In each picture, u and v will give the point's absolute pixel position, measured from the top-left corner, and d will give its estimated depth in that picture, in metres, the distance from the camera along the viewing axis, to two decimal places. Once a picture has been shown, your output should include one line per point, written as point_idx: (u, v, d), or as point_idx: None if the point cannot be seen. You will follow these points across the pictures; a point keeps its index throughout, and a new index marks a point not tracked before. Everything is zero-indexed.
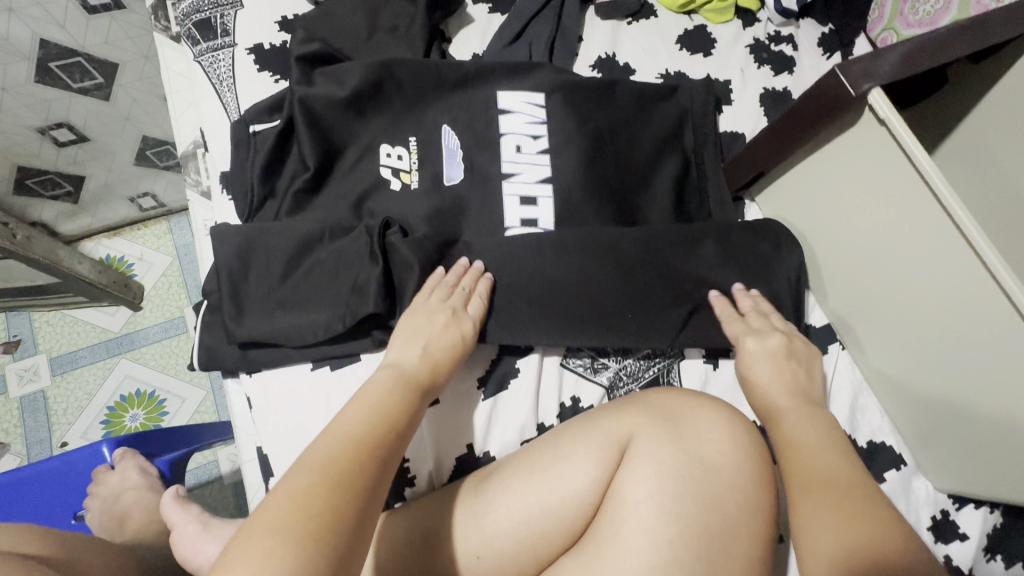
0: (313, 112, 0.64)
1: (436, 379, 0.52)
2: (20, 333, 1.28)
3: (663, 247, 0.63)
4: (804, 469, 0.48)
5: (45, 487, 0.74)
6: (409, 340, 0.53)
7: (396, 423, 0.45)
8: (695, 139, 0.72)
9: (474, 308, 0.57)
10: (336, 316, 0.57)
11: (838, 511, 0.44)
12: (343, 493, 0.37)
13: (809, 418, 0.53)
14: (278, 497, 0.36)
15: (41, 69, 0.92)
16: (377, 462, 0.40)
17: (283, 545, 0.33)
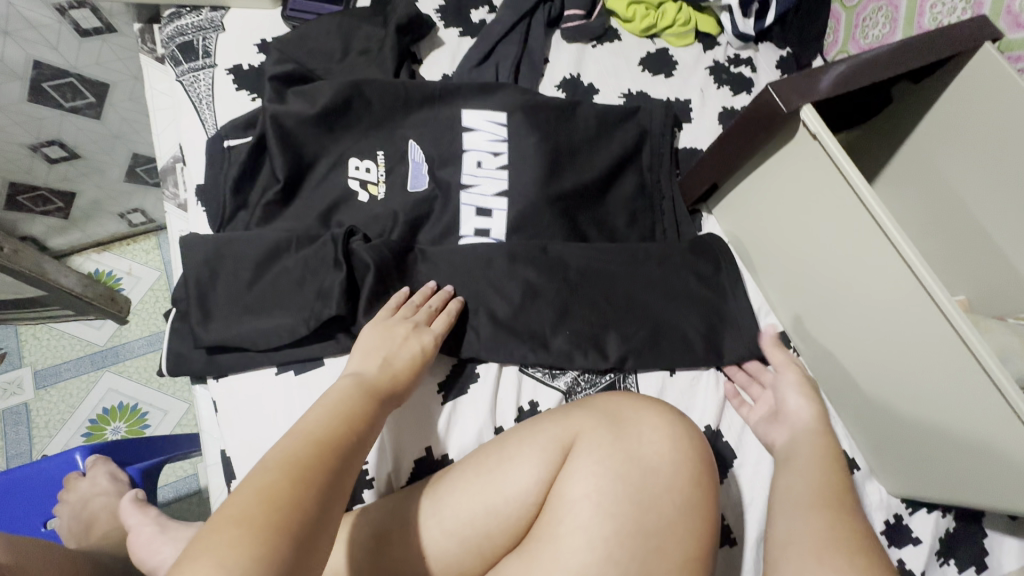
0: (285, 127, 0.67)
1: (396, 389, 0.53)
2: (5, 347, 1.30)
3: (616, 265, 0.67)
4: (789, 497, 0.52)
5: (15, 494, 0.75)
6: (376, 351, 0.55)
7: (357, 423, 0.46)
8: (653, 157, 0.75)
9: (440, 324, 0.59)
10: (301, 320, 0.60)
11: (817, 536, 0.47)
12: (306, 489, 0.38)
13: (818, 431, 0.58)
14: (242, 493, 0.37)
15: (34, 89, 0.96)
16: (338, 460, 0.42)
17: (248, 536, 0.34)
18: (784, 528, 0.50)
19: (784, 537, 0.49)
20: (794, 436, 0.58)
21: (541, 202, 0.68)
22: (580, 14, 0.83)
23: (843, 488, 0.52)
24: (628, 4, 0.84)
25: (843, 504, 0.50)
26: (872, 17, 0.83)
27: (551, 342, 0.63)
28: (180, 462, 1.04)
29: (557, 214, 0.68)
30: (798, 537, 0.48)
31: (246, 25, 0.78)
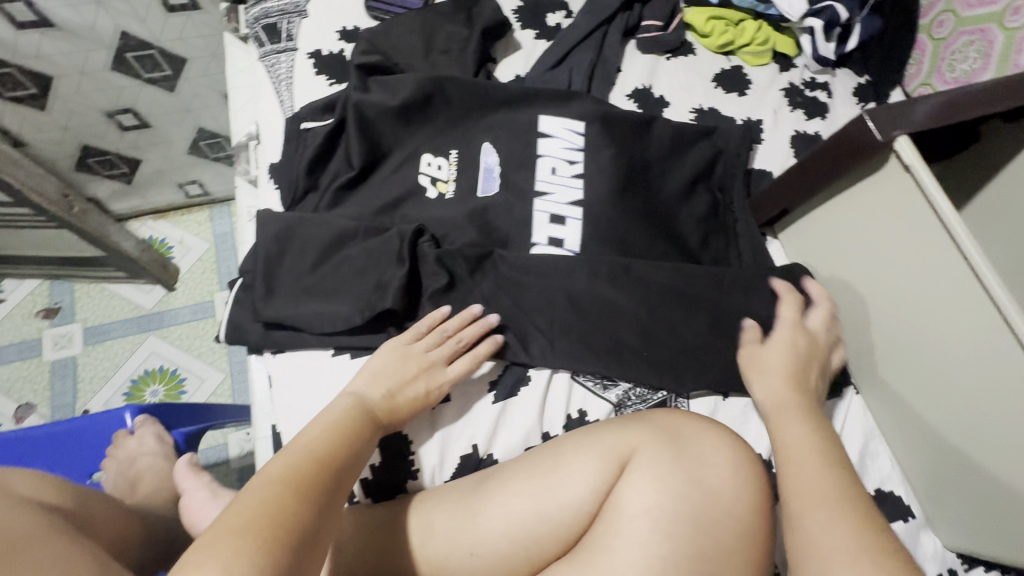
0: (366, 116, 0.68)
1: (392, 421, 0.54)
2: (60, 301, 1.36)
3: (688, 284, 0.65)
4: (805, 489, 0.47)
5: (66, 445, 0.78)
6: (395, 380, 0.55)
7: (355, 443, 0.48)
8: (727, 177, 0.75)
9: (463, 364, 0.59)
10: (357, 310, 0.60)
11: (842, 543, 0.42)
12: (305, 503, 0.39)
13: (800, 422, 0.54)
14: (242, 506, 0.37)
15: (118, 58, 1.02)
16: (335, 480, 0.43)
17: (253, 544, 0.34)
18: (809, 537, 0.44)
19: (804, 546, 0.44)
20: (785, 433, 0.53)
21: (609, 213, 0.68)
22: (657, 25, 0.82)
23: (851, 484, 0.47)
24: (708, 19, 0.83)
25: (859, 505, 0.45)
26: (961, 51, 0.81)
27: (608, 359, 0.63)
28: (214, 431, 1.07)
29: (622, 226, 0.68)
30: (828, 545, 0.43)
31: (329, 11, 0.79)
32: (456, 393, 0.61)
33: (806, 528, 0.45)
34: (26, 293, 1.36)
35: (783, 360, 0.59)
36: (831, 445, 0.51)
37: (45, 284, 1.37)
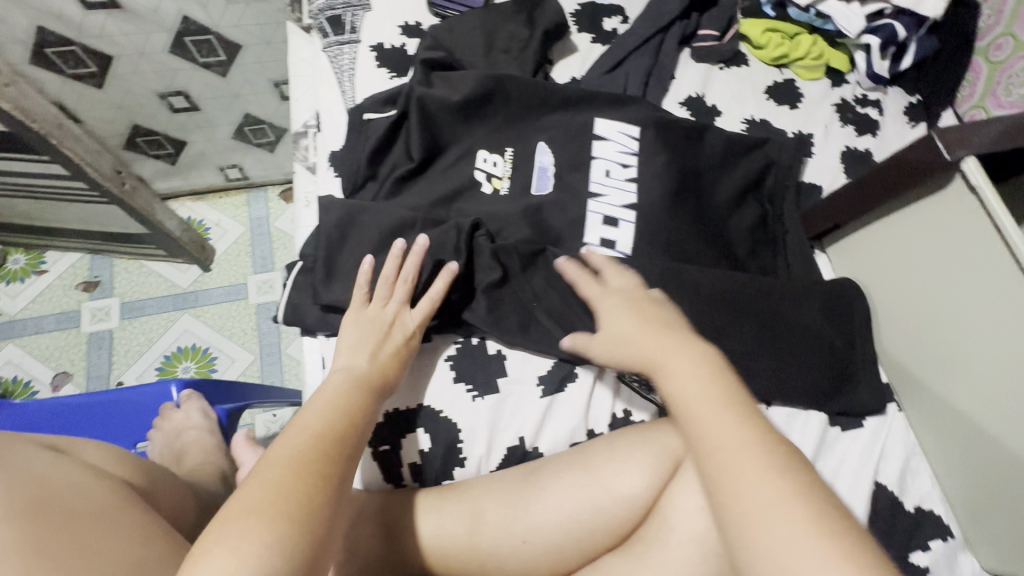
0: (428, 110, 0.70)
1: (386, 380, 0.56)
2: (100, 275, 1.39)
3: (739, 291, 0.66)
4: (718, 446, 0.40)
5: (113, 416, 0.80)
6: (360, 342, 0.56)
7: (356, 417, 0.49)
8: (776, 188, 0.75)
9: (425, 301, 0.60)
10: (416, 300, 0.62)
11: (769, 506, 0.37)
12: (311, 480, 0.41)
13: (693, 368, 0.46)
14: (253, 489, 0.40)
15: (177, 42, 1.04)
16: (339, 455, 0.45)
17: (266, 526, 0.37)
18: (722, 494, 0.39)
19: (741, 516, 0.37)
20: (682, 387, 0.45)
21: (662, 218, 0.69)
22: (713, 35, 0.83)
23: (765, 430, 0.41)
24: (764, 32, 0.84)
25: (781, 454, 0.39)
26: (1019, 75, 0.80)
27: None
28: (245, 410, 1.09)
29: (674, 233, 0.69)
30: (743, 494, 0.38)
31: (392, 6, 0.81)
32: (505, 386, 0.62)
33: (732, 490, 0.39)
34: (68, 265, 1.39)
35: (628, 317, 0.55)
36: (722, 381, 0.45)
37: (86, 258, 1.40)
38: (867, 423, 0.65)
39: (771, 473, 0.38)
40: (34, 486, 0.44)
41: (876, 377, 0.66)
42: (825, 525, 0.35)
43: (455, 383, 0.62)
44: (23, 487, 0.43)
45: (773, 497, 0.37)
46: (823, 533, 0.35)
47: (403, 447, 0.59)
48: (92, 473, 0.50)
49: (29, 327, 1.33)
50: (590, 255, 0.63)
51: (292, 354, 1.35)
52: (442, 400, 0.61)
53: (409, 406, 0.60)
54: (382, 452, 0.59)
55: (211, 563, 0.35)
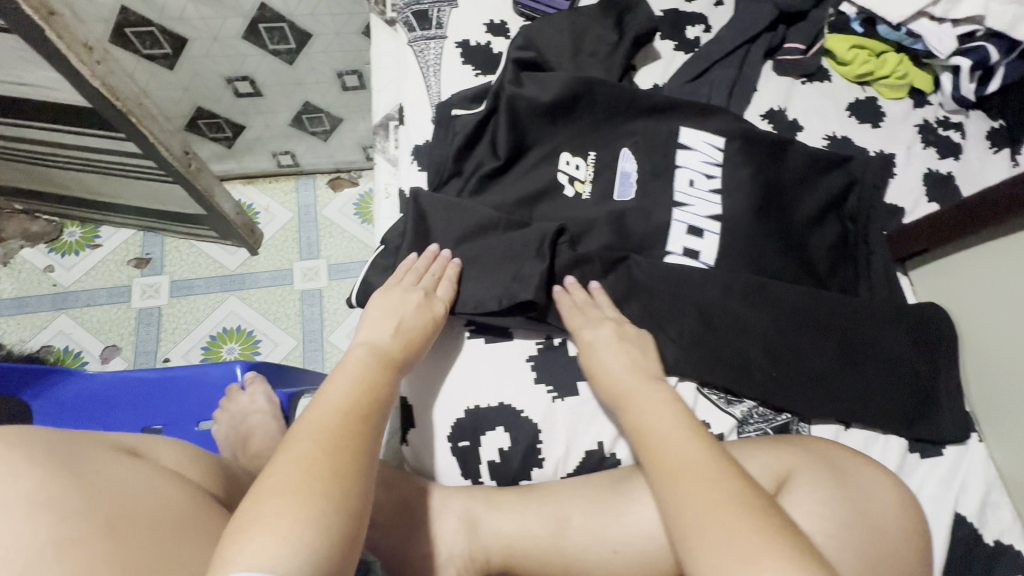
0: (517, 109, 0.70)
1: (408, 354, 0.55)
2: (151, 252, 1.42)
3: (823, 309, 0.65)
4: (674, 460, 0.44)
5: (179, 392, 0.82)
6: (379, 321, 0.56)
7: (378, 389, 0.48)
8: (860, 206, 0.74)
9: (445, 291, 0.61)
10: (493, 297, 0.61)
11: (706, 508, 0.40)
12: (342, 454, 0.40)
13: (651, 397, 0.51)
14: (283, 465, 0.39)
15: (251, 27, 1.05)
16: (365, 428, 0.44)
17: (303, 502, 0.36)
18: (670, 504, 0.42)
19: (681, 522, 0.40)
20: (647, 413, 0.50)
21: (746, 231, 0.68)
22: (800, 49, 0.82)
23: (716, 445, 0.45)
24: (850, 48, 0.82)
25: (726, 465, 0.43)
26: None
27: (734, 376, 0.63)
28: None
29: (758, 247, 0.68)
30: (681, 507, 0.41)
31: (477, 4, 0.81)
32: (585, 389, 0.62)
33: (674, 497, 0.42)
34: (121, 240, 1.42)
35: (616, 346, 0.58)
36: (680, 413, 0.49)
37: (138, 235, 1.43)
38: (946, 451, 0.64)
39: (713, 480, 0.41)
40: (112, 492, 0.39)
41: (958, 406, 0.64)
42: (757, 524, 0.38)
43: (535, 384, 0.62)
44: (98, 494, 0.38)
45: (705, 510, 0.40)
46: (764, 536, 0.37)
47: (483, 444, 0.60)
48: (168, 475, 0.45)
49: (82, 299, 1.36)
50: (573, 290, 0.63)
51: (334, 342, 1.36)
52: (523, 400, 0.61)
53: (489, 404, 0.61)
54: (462, 447, 0.60)
55: (252, 542, 0.34)
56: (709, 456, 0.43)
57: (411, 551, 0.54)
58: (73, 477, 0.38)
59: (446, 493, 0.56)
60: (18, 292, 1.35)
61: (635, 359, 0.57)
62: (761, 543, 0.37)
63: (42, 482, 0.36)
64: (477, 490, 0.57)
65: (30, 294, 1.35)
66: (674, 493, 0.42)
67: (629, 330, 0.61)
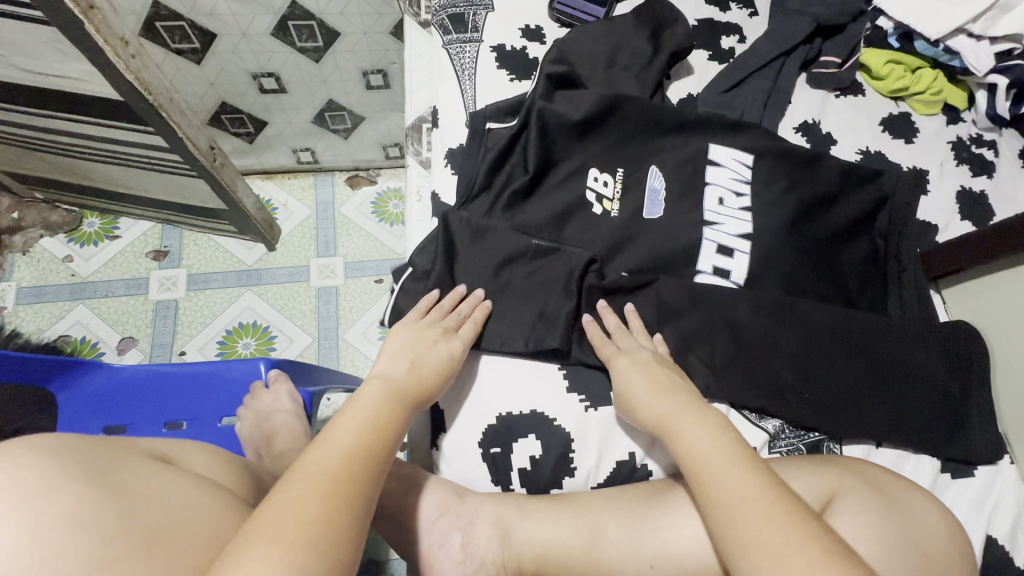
0: (548, 124, 0.69)
1: (421, 392, 0.53)
2: (169, 245, 1.42)
3: (857, 326, 0.65)
4: (731, 499, 0.42)
5: (203, 387, 0.82)
6: (400, 352, 0.56)
7: (386, 431, 0.46)
8: (892, 224, 0.73)
9: (468, 333, 0.60)
10: (520, 339, 0.62)
11: (774, 553, 0.38)
12: (333, 505, 0.38)
13: (699, 425, 0.49)
14: (273, 507, 0.38)
15: (280, 25, 1.05)
16: (366, 475, 0.42)
17: (282, 555, 0.35)
18: (734, 547, 0.41)
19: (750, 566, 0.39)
20: (695, 444, 0.47)
21: (780, 246, 0.68)
22: (836, 62, 0.82)
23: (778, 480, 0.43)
24: (886, 63, 0.82)
25: (790, 502, 0.41)
26: None
27: (766, 392, 0.62)
28: None
29: (792, 262, 0.67)
30: (755, 550, 0.39)
31: (513, 8, 0.81)
32: None
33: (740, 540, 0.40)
34: (140, 232, 1.42)
35: (647, 367, 0.57)
36: (728, 439, 0.47)
37: (157, 227, 1.43)
38: (977, 472, 0.64)
39: (781, 524, 0.40)
40: (146, 508, 0.38)
41: (991, 426, 0.64)
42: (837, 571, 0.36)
43: (567, 393, 0.62)
44: (133, 511, 0.38)
45: (786, 553, 0.38)
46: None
47: (514, 451, 0.59)
48: (200, 486, 0.45)
49: (100, 289, 1.36)
50: (607, 315, 0.63)
51: (350, 340, 1.36)
52: (555, 408, 0.61)
53: (522, 411, 0.61)
54: (493, 453, 0.59)
55: None
56: (768, 493, 0.42)
57: (443, 558, 0.54)
58: (108, 495, 0.37)
59: (477, 498, 0.56)
60: (36, 281, 1.35)
61: (667, 381, 0.55)
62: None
63: (80, 500, 0.35)
64: (508, 497, 0.57)
65: (48, 283, 1.35)
66: (738, 535, 0.41)
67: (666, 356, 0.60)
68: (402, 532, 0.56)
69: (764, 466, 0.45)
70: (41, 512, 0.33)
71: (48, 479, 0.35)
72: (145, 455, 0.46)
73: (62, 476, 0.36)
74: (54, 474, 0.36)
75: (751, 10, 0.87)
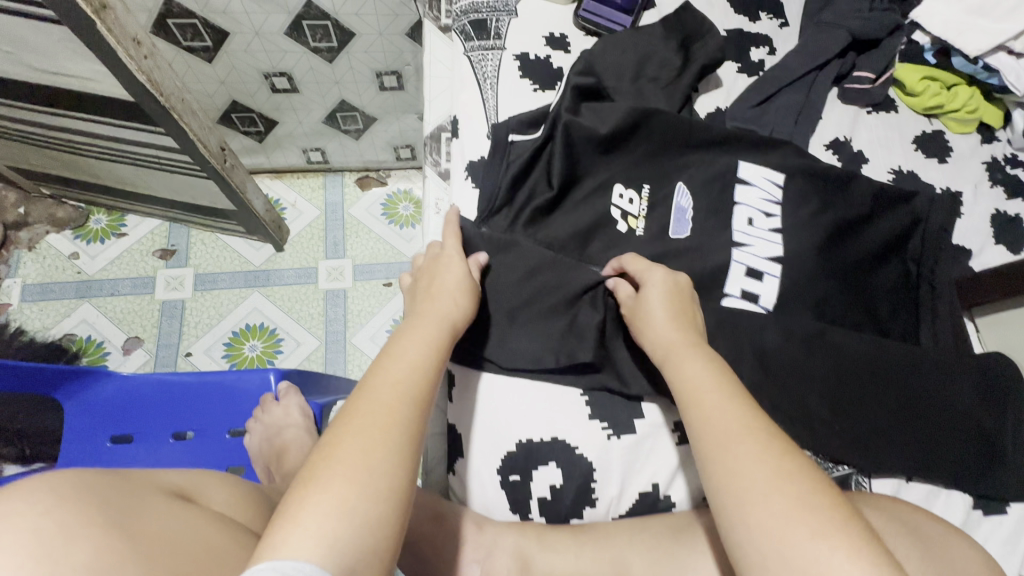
0: (573, 137, 0.67)
1: (441, 304, 0.55)
2: (177, 244, 1.40)
3: (888, 356, 0.63)
4: (721, 426, 0.45)
5: (209, 397, 0.81)
6: (415, 298, 0.58)
7: (424, 370, 0.48)
8: (925, 248, 0.71)
9: (454, 243, 0.61)
10: (550, 351, 0.59)
11: (749, 478, 0.41)
12: (374, 441, 0.40)
13: (697, 360, 0.51)
14: (322, 449, 0.40)
15: (294, 24, 1.03)
16: (406, 411, 0.43)
17: (330, 490, 0.37)
18: (713, 467, 0.44)
19: (725, 480, 0.42)
20: (694, 376, 0.50)
21: (811, 270, 0.65)
22: (869, 78, 0.79)
23: (767, 419, 0.46)
24: (922, 78, 0.79)
25: (767, 432, 0.44)
26: None
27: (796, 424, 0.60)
28: None
29: (823, 288, 0.65)
30: (738, 477, 0.42)
31: (537, 16, 0.79)
32: (642, 427, 0.60)
33: (721, 458, 0.43)
34: (147, 230, 1.41)
35: (662, 299, 0.56)
36: (729, 381, 0.49)
37: (164, 225, 1.41)
38: (1010, 509, 0.62)
39: (760, 452, 0.42)
40: (168, 553, 0.36)
41: None
42: (811, 498, 0.39)
43: (589, 420, 0.60)
44: (154, 556, 0.35)
45: (766, 483, 0.41)
46: (807, 508, 0.39)
47: (534, 479, 0.58)
48: (211, 528, 0.43)
49: (106, 288, 1.34)
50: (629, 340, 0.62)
51: (358, 344, 1.35)
52: (577, 435, 0.59)
53: (542, 438, 0.59)
54: (512, 481, 0.58)
55: (287, 525, 0.35)
56: (756, 424, 0.45)
57: None
58: (128, 542, 0.35)
59: (496, 528, 0.55)
60: (42, 279, 1.33)
61: (679, 306, 0.56)
62: (817, 525, 0.38)
63: (98, 549, 0.33)
64: (528, 527, 0.55)
65: (53, 281, 1.34)
66: (721, 455, 0.44)
67: (681, 279, 0.60)
68: (418, 559, 0.55)
69: (753, 405, 0.47)
70: (59, 565, 0.31)
71: (64, 528, 0.33)
72: (156, 492, 0.43)
73: (77, 524, 0.33)
74: (70, 521, 0.33)
75: (782, 20, 0.84)
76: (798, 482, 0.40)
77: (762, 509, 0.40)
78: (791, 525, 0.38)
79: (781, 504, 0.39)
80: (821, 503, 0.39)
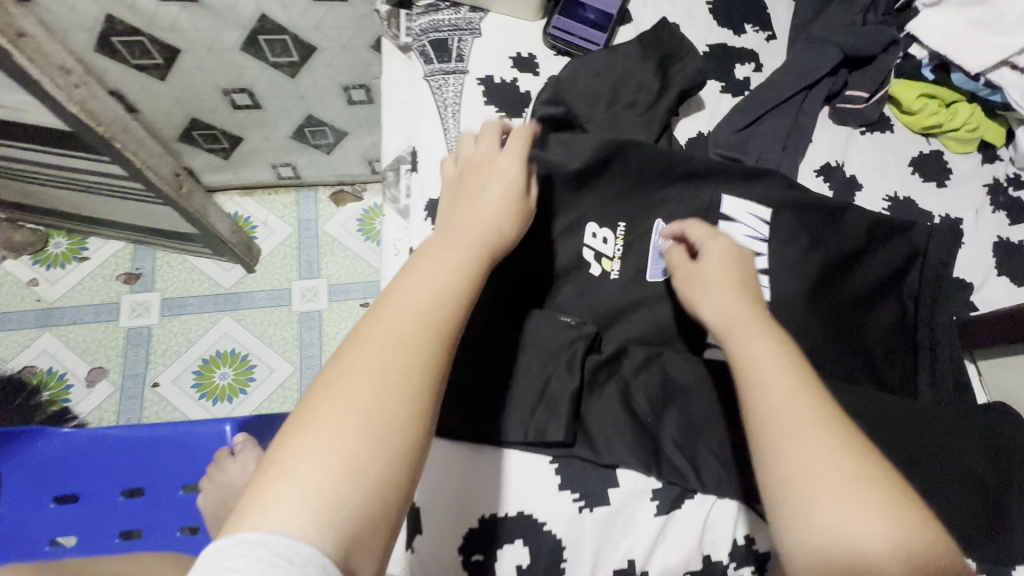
0: (540, 173, 0.61)
1: (486, 221, 0.45)
2: (141, 267, 1.34)
3: (883, 409, 0.58)
4: (795, 418, 0.38)
5: (156, 453, 0.75)
6: (456, 201, 0.48)
7: (454, 301, 0.39)
8: (924, 284, 0.65)
9: (518, 146, 0.50)
10: (518, 427, 0.54)
11: (832, 481, 0.36)
12: (388, 390, 0.34)
13: (761, 329, 0.43)
14: (326, 390, 0.34)
15: (250, 40, 0.96)
16: (429, 357, 0.36)
17: (333, 444, 0.32)
18: (781, 465, 0.37)
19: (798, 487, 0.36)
20: (754, 347, 0.42)
21: (801, 315, 0.60)
22: (863, 97, 0.73)
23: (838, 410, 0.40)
24: (919, 96, 0.74)
25: (841, 425, 0.38)
26: None
27: None
28: None
29: (814, 334, 0.60)
30: (809, 480, 0.36)
31: (504, 34, 0.72)
32: (617, 497, 0.55)
33: (795, 455, 0.37)
34: (110, 253, 1.34)
35: (726, 271, 0.48)
36: (794, 356, 0.41)
37: (128, 247, 1.35)
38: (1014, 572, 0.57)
39: (838, 450, 0.37)
40: None
41: None
42: (892, 510, 0.35)
43: (559, 491, 0.55)
44: None
45: (843, 489, 0.36)
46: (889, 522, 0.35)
47: (498, 560, 0.52)
48: None
49: (67, 316, 1.28)
50: (603, 403, 0.57)
51: None
52: (546, 510, 0.54)
53: (508, 512, 0.54)
54: (474, 562, 0.52)
55: (277, 485, 0.31)
56: (830, 414, 0.38)
57: None
58: None
59: None
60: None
61: (743, 277, 0.48)
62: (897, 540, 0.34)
63: None
64: None
65: (12, 309, 1.27)
66: (794, 450, 0.37)
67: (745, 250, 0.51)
68: None
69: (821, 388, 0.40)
70: None
71: None
72: None
73: None
74: None
75: (769, 33, 0.78)
76: (879, 490, 0.36)
77: (841, 522, 0.35)
78: (870, 540, 0.34)
79: (862, 516, 0.35)
80: (901, 513, 0.35)
